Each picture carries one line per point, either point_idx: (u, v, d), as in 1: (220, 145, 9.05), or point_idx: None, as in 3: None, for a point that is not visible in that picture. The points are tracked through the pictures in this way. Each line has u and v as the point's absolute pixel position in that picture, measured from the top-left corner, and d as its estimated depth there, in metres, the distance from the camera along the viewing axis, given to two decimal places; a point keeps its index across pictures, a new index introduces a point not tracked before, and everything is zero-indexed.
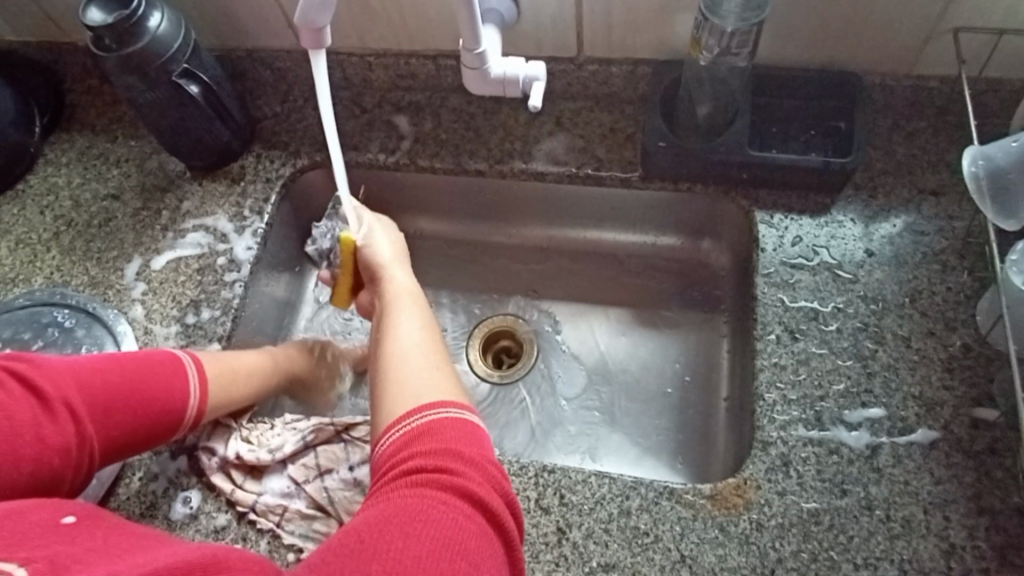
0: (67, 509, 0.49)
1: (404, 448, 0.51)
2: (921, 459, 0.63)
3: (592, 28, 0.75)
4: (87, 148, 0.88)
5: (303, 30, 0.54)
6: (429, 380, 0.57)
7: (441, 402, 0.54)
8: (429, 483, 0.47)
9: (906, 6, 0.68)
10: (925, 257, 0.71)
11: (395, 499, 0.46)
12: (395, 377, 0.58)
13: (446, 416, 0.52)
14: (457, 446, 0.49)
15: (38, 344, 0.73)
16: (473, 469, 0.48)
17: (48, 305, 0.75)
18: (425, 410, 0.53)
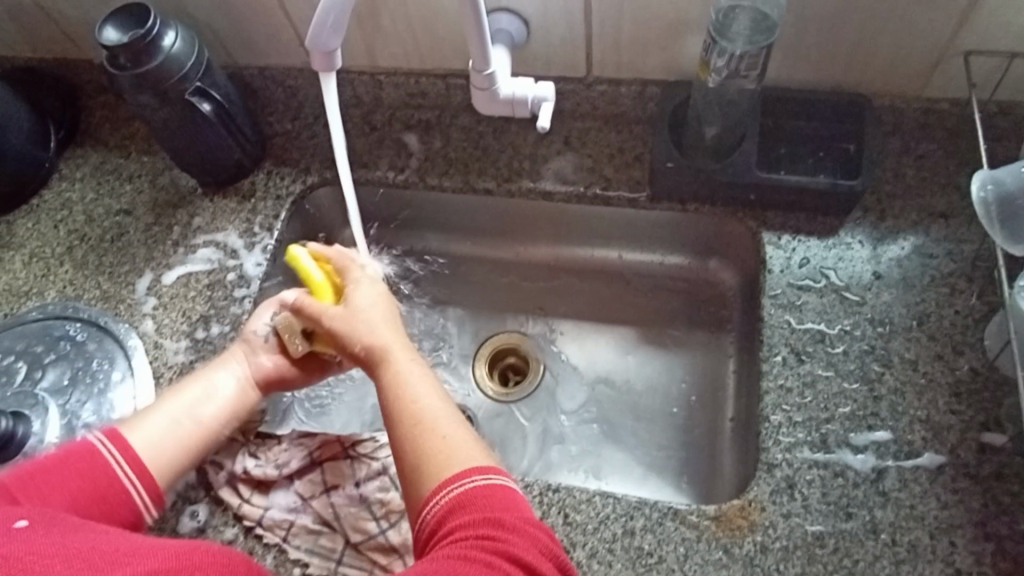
0: (21, 513, 0.47)
1: (445, 519, 0.50)
2: (927, 483, 0.63)
3: (601, 48, 0.75)
4: (101, 163, 0.89)
5: (314, 52, 0.55)
6: (451, 446, 0.54)
7: (471, 469, 0.52)
8: (473, 548, 0.46)
9: (915, 29, 0.68)
10: (933, 280, 0.71)
11: (436, 561, 0.46)
12: (416, 449, 0.54)
13: (482, 481, 0.51)
14: (500, 515, 0.49)
15: (51, 357, 0.74)
16: (518, 535, 0.48)
17: (62, 318, 0.77)
18: (458, 480, 0.51)
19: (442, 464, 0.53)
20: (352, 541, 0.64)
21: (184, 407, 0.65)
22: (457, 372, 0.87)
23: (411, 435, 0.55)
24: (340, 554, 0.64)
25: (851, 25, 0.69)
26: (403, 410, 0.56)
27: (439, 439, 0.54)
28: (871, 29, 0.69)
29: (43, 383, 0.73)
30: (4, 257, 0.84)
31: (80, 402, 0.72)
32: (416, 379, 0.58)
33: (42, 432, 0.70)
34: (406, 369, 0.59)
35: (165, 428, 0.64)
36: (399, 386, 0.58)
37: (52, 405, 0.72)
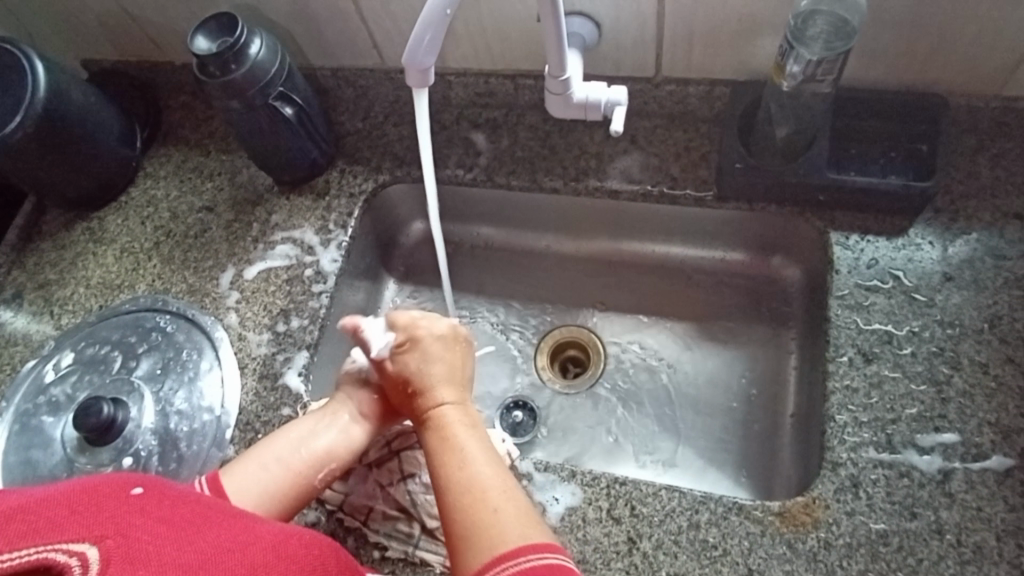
0: (134, 479, 0.51)
1: None
2: (995, 486, 0.63)
3: (672, 50, 0.76)
4: (182, 161, 0.94)
5: (410, 70, 0.58)
6: (511, 520, 0.54)
7: (529, 550, 0.51)
8: None
9: (1000, 29, 0.67)
10: (1006, 282, 0.70)
11: None
12: (474, 522, 0.54)
13: (535, 558, 0.51)
14: None
15: (144, 347, 0.80)
16: None
17: (152, 311, 0.83)
18: (514, 559, 0.51)
19: (495, 539, 0.52)
20: (427, 527, 0.68)
21: (279, 455, 0.68)
22: (520, 364, 0.90)
23: (464, 505, 0.55)
24: (417, 539, 0.68)
25: (934, 24, 0.68)
26: (459, 477, 0.58)
27: (490, 509, 0.55)
28: (953, 28, 0.68)
29: (138, 371, 0.79)
30: (96, 252, 0.89)
31: (173, 390, 0.77)
32: (471, 448, 0.60)
33: (139, 416, 0.76)
34: (463, 438, 0.61)
35: (259, 477, 0.66)
36: (458, 453, 0.60)
37: (147, 393, 0.77)
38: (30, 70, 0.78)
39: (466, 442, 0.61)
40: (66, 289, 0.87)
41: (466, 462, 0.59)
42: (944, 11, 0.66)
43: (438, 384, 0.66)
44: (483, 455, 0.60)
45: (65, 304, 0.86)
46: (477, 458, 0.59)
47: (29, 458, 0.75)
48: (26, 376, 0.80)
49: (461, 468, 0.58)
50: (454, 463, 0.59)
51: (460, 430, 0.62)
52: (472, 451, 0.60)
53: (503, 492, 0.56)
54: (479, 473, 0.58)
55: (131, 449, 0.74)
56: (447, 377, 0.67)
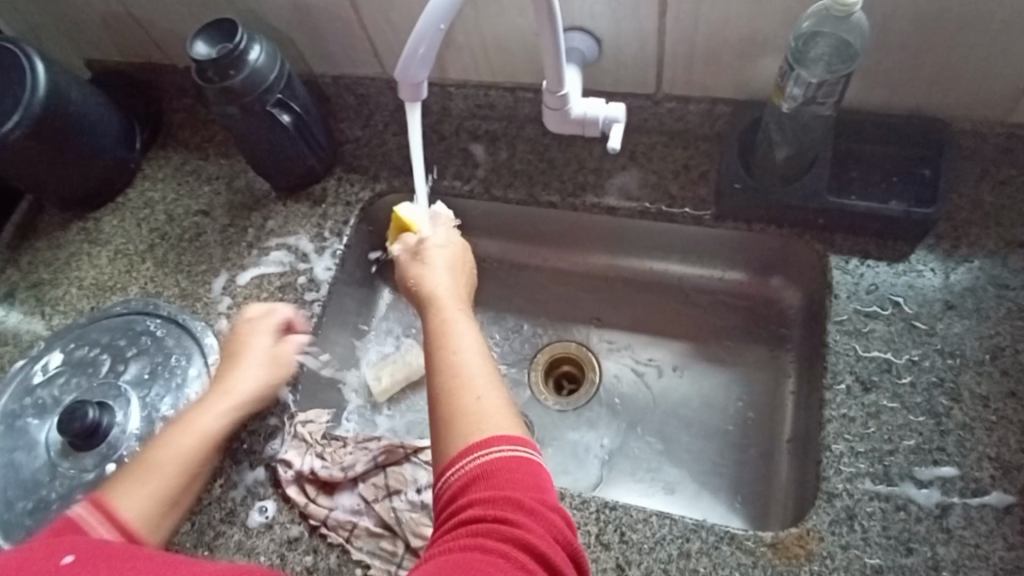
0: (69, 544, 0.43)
1: (466, 489, 0.49)
2: (994, 523, 0.61)
3: (673, 67, 0.75)
4: (181, 164, 0.93)
5: (402, 84, 0.56)
6: (490, 406, 0.53)
7: (502, 437, 0.51)
8: (490, 532, 0.45)
9: (1008, 56, 0.66)
10: (1009, 313, 0.69)
11: (453, 546, 0.46)
12: (453, 402, 0.54)
13: (507, 449, 0.50)
14: (519, 495, 0.47)
15: (134, 350, 0.79)
16: (535, 520, 0.47)
17: (144, 313, 0.82)
18: (486, 445, 0.50)
19: (471, 424, 0.52)
20: (411, 545, 0.67)
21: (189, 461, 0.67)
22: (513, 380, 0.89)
23: (446, 387, 0.55)
24: (401, 557, 0.66)
25: (939, 48, 0.67)
26: (443, 361, 0.56)
27: (470, 399, 0.54)
28: (960, 54, 0.67)
29: (126, 375, 0.78)
30: (90, 252, 0.89)
31: (161, 395, 0.76)
32: (461, 337, 0.58)
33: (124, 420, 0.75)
34: (455, 332, 0.59)
35: (160, 493, 0.64)
36: (447, 340, 0.58)
37: (134, 398, 0.76)
38: (29, 69, 0.78)
39: (458, 333, 0.59)
40: (59, 289, 0.87)
41: (453, 351, 0.57)
42: (950, 35, 0.65)
43: (435, 279, 0.65)
44: (473, 347, 0.58)
45: (57, 305, 0.86)
46: (466, 349, 0.57)
47: (13, 460, 0.74)
48: (15, 374, 0.79)
49: (449, 358, 0.56)
50: (444, 352, 0.57)
51: (453, 319, 0.60)
52: (463, 341, 0.58)
53: (488, 384, 0.55)
54: (464, 361, 0.56)
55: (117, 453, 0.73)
56: (448, 274, 0.66)
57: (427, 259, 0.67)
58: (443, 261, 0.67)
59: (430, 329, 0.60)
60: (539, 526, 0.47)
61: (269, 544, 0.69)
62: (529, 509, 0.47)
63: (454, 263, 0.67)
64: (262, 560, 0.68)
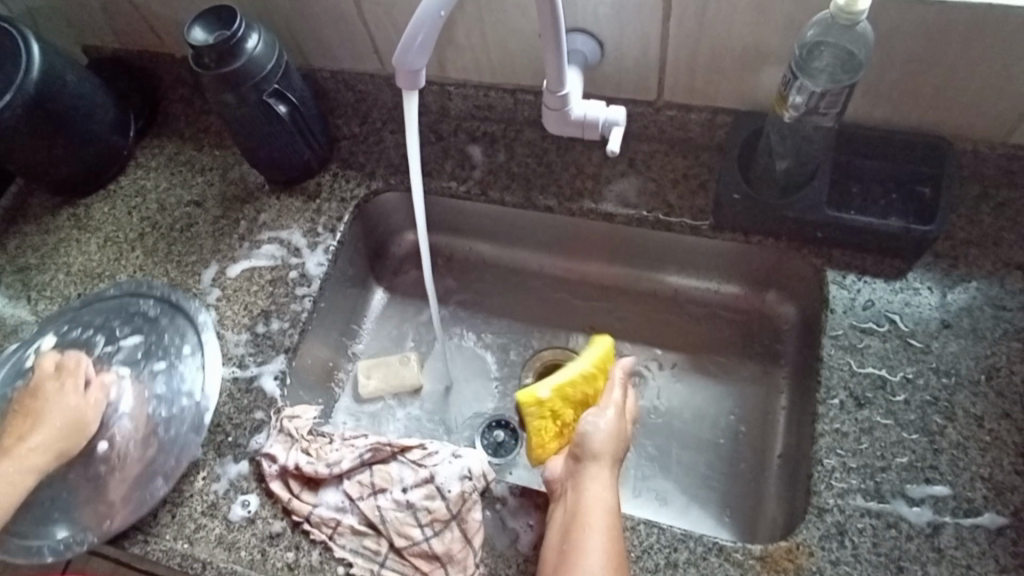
0: None
1: None
2: (986, 544, 0.61)
3: (676, 75, 0.75)
4: (175, 154, 0.92)
5: (399, 70, 0.55)
6: None
7: None
8: None
9: (1010, 75, 0.66)
10: (1005, 334, 0.69)
11: None
12: None
13: None
14: None
15: (127, 329, 0.78)
16: None
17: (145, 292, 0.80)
18: None
19: None
20: (396, 545, 0.65)
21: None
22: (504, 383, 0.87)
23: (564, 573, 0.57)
24: (384, 557, 0.65)
25: (941, 65, 0.67)
26: (572, 545, 0.59)
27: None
28: (961, 71, 0.67)
29: (119, 356, 0.76)
30: (79, 238, 0.87)
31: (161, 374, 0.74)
32: (597, 524, 0.60)
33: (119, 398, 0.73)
34: (594, 519, 0.60)
35: None
36: (581, 523, 0.60)
37: (129, 377, 0.74)
38: (23, 49, 0.77)
39: (594, 519, 0.60)
40: (45, 274, 0.85)
41: (585, 535, 0.59)
42: (953, 51, 0.66)
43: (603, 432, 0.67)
44: (606, 540, 0.59)
45: (43, 290, 0.84)
46: (596, 545, 0.58)
47: None
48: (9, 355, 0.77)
49: (580, 538, 0.59)
50: (578, 542, 0.59)
51: (597, 501, 0.62)
52: (596, 532, 0.59)
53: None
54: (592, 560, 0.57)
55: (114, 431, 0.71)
56: (609, 447, 0.66)
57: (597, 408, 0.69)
58: (609, 431, 0.67)
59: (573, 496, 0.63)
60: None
61: (249, 540, 0.67)
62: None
63: (619, 428, 0.68)
64: (241, 556, 0.66)
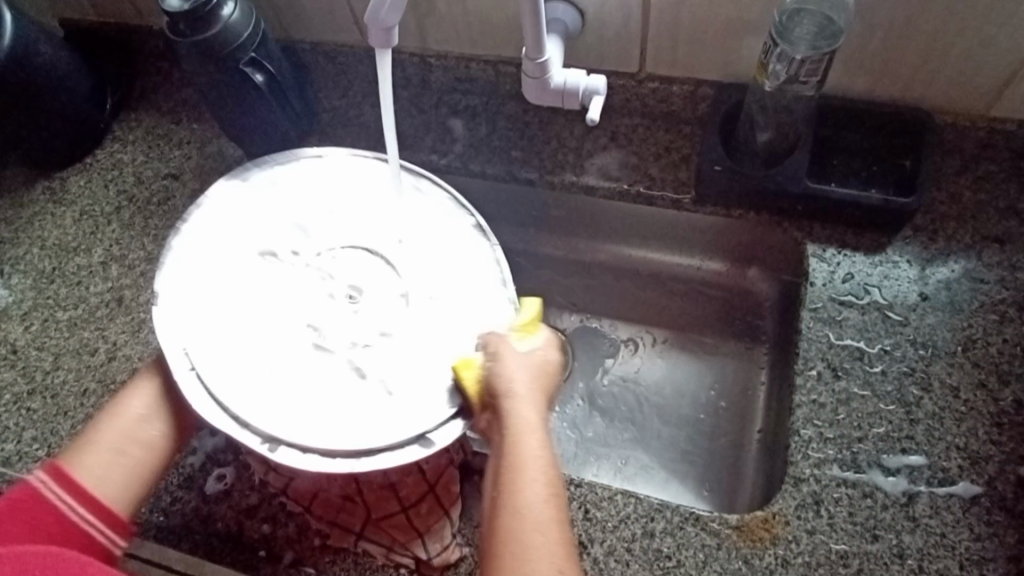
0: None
1: None
2: (960, 513, 0.61)
3: (657, 45, 0.74)
4: (152, 127, 0.90)
5: (371, 27, 0.54)
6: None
7: None
8: None
9: (989, 46, 0.66)
10: (982, 306, 0.69)
11: None
12: (513, 549, 0.48)
13: None
14: None
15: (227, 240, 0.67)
16: None
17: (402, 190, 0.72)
18: None
19: None
20: (373, 518, 0.65)
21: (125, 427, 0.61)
22: None
23: (506, 526, 0.49)
24: (361, 529, 0.65)
25: (921, 34, 0.67)
26: (512, 489, 0.51)
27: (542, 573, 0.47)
28: (941, 41, 0.67)
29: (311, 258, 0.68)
30: (54, 212, 0.85)
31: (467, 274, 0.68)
32: (533, 466, 0.52)
33: (190, 324, 0.61)
34: (533, 466, 0.52)
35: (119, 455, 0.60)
36: (517, 465, 0.52)
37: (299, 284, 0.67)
38: None
39: (533, 460, 0.52)
40: (19, 248, 0.83)
41: (524, 479, 0.51)
42: (933, 20, 0.65)
43: (519, 385, 0.57)
44: (546, 480, 0.52)
45: (17, 263, 0.82)
46: (539, 493, 0.51)
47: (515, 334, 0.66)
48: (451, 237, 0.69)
49: (518, 477, 0.52)
50: (517, 493, 0.51)
51: (531, 440, 0.54)
52: (533, 472, 0.52)
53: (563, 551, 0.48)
54: (543, 519, 0.50)
55: (408, 344, 0.64)
56: (532, 389, 0.57)
57: (493, 361, 0.58)
58: (527, 369, 0.58)
59: (506, 471, 0.52)
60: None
61: (225, 512, 0.67)
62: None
63: (532, 362, 0.59)
64: (218, 527, 0.66)
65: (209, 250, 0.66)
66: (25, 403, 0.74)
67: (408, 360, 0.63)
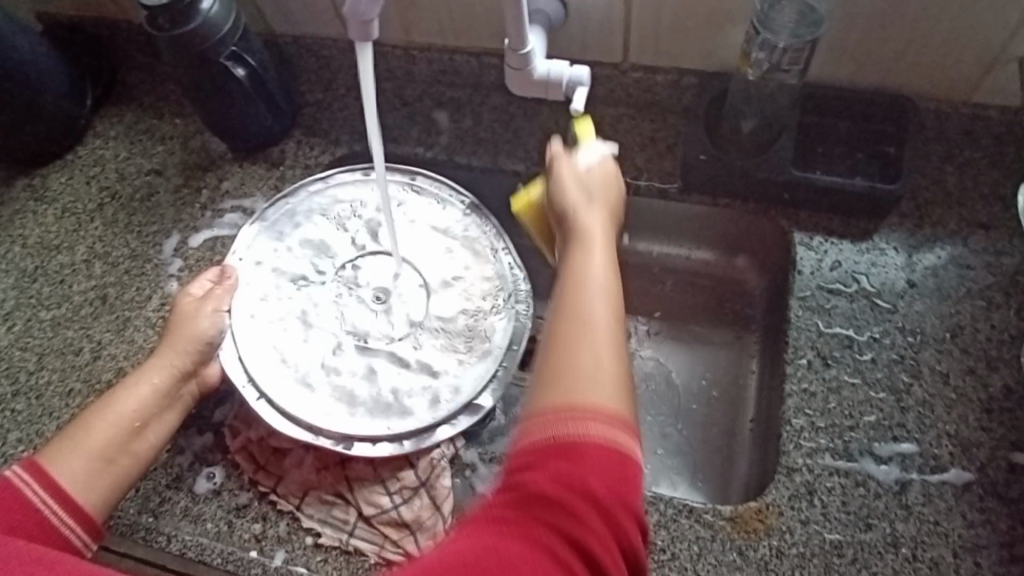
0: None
1: (540, 452, 0.40)
2: (952, 500, 0.61)
3: (640, 35, 0.74)
4: (134, 123, 0.89)
5: (350, 20, 0.53)
6: (604, 365, 0.43)
7: (594, 412, 0.40)
8: (533, 529, 0.38)
9: (971, 32, 0.66)
10: (969, 292, 0.69)
11: (483, 537, 0.38)
12: (568, 323, 0.45)
13: (601, 431, 0.40)
14: (590, 488, 0.38)
15: (259, 280, 0.72)
16: (594, 524, 0.38)
17: (399, 177, 0.77)
18: (578, 413, 0.40)
19: (571, 373, 0.42)
20: (364, 514, 0.64)
21: (122, 429, 0.60)
22: None
23: (560, 307, 0.46)
24: (353, 526, 0.64)
25: (904, 20, 0.66)
26: (571, 278, 0.48)
27: (584, 357, 0.43)
28: (923, 28, 0.67)
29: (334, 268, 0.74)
30: (35, 210, 0.84)
31: (474, 246, 0.75)
32: (596, 267, 0.48)
33: (247, 351, 0.69)
34: (596, 267, 0.49)
35: (104, 454, 0.58)
36: (579, 262, 0.49)
37: (332, 293, 0.73)
38: None
39: (596, 262, 0.49)
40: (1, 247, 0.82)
41: (585, 273, 0.48)
42: (914, 8, 0.65)
43: (586, 209, 0.54)
44: (610, 285, 0.47)
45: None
46: (600, 292, 0.46)
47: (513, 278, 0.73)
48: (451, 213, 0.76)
49: (581, 270, 0.48)
50: (578, 283, 0.47)
51: (597, 249, 0.51)
52: (595, 270, 0.48)
53: (610, 343, 0.44)
54: (592, 304, 0.45)
55: (441, 336, 0.70)
56: (593, 203, 0.55)
57: (563, 184, 0.57)
58: (589, 185, 0.56)
59: (567, 264, 0.49)
60: (603, 534, 0.38)
61: (214, 512, 0.65)
62: (604, 504, 0.38)
63: (598, 179, 0.57)
64: (208, 527, 0.65)
65: (248, 282, 0.72)
66: (9, 404, 0.72)
67: (447, 353, 0.69)
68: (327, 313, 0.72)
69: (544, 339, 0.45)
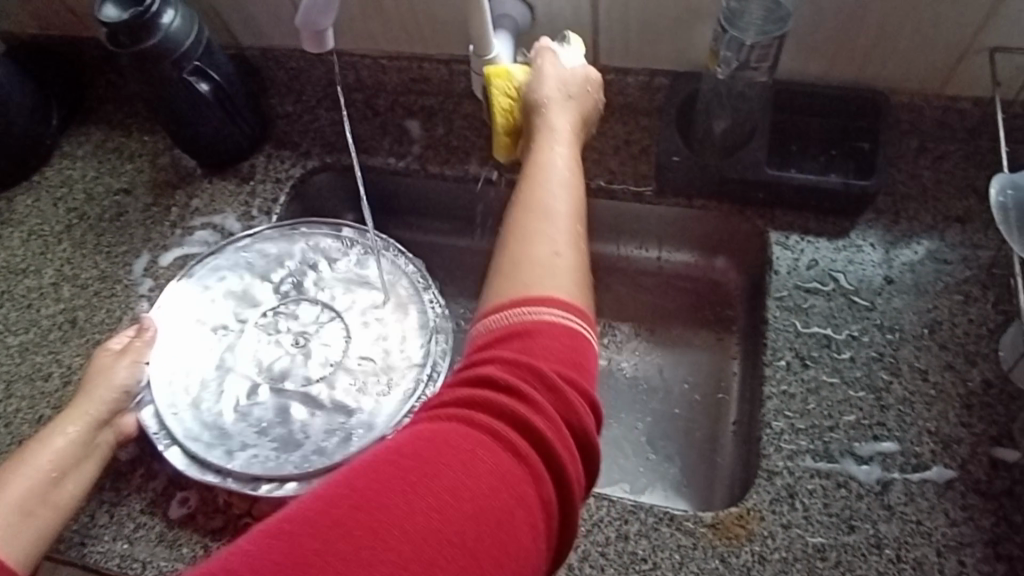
0: None
1: (499, 342, 0.42)
2: (934, 498, 0.60)
3: (609, 36, 0.73)
4: (103, 141, 0.88)
5: (303, 31, 0.52)
6: (559, 258, 0.46)
7: (550, 300, 0.43)
8: (488, 408, 0.38)
9: (939, 24, 0.65)
10: (947, 287, 0.68)
11: (438, 420, 0.37)
12: (528, 220, 0.48)
13: (556, 316, 0.42)
14: (542, 366, 0.40)
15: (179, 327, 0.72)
16: (547, 407, 0.38)
17: (326, 230, 0.77)
18: (532, 303, 0.43)
19: (529, 265, 0.45)
20: None
21: (39, 479, 0.60)
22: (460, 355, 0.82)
23: (522, 204, 0.49)
24: None
25: (872, 15, 0.66)
26: (532, 180, 0.51)
27: (541, 252, 0.46)
28: (891, 22, 0.66)
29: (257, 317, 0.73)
30: (2, 234, 0.83)
31: (397, 290, 0.73)
32: (557, 169, 0.52)
33: (161, 401, 0.67)
34: (559, 171, 0.51)
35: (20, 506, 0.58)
36: (541, 164, 0.52)
37: (251, 341, 0.72)
38: None
39: (558, 163, 0.52)
40: None
41: (547, 177, 0.51)
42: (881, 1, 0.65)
43: (555, 111, 0.57)
44: (570, 187, 0.50)
45: None
46: (560, 196, 0.49)
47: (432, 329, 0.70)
48: (375, 262, 0.75)
49: (543, 171, 0.51)
50: (539, 186, 0.50)
51: (559, 151, 0.54)
52: (556, 173, 0.51)
53: (565, 238, 0.47)
54: (551, 204, 0.49)
55: (356, 379, 0.69)
56: (562, 108, 0.57)
57: (541, 79, 0.58)
58: (559, 85, 0.58)
59: (529, 166, 0.52)
60: (550, 409, 0.38)
61: (190, 536, 0.64)
62: (551, 380, 0.39)
63: (569, 84, 0.59)
64: (184, 552, 0.64)
65: (168, 328, 0.71)
66: None
67: (359, 397, 0.68)
68: (246, 360, 0.71)
69: (504, 235, 0.48)
